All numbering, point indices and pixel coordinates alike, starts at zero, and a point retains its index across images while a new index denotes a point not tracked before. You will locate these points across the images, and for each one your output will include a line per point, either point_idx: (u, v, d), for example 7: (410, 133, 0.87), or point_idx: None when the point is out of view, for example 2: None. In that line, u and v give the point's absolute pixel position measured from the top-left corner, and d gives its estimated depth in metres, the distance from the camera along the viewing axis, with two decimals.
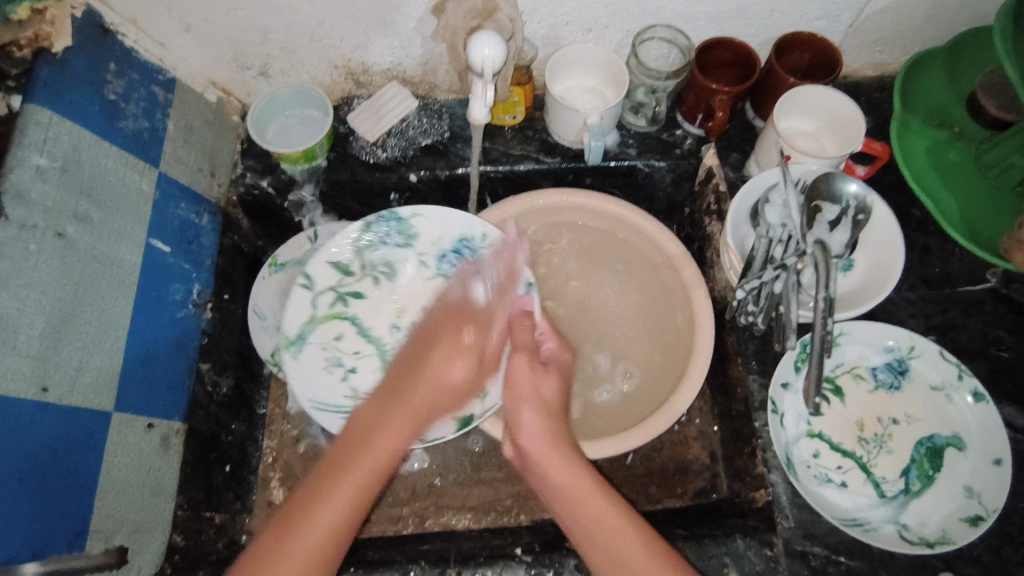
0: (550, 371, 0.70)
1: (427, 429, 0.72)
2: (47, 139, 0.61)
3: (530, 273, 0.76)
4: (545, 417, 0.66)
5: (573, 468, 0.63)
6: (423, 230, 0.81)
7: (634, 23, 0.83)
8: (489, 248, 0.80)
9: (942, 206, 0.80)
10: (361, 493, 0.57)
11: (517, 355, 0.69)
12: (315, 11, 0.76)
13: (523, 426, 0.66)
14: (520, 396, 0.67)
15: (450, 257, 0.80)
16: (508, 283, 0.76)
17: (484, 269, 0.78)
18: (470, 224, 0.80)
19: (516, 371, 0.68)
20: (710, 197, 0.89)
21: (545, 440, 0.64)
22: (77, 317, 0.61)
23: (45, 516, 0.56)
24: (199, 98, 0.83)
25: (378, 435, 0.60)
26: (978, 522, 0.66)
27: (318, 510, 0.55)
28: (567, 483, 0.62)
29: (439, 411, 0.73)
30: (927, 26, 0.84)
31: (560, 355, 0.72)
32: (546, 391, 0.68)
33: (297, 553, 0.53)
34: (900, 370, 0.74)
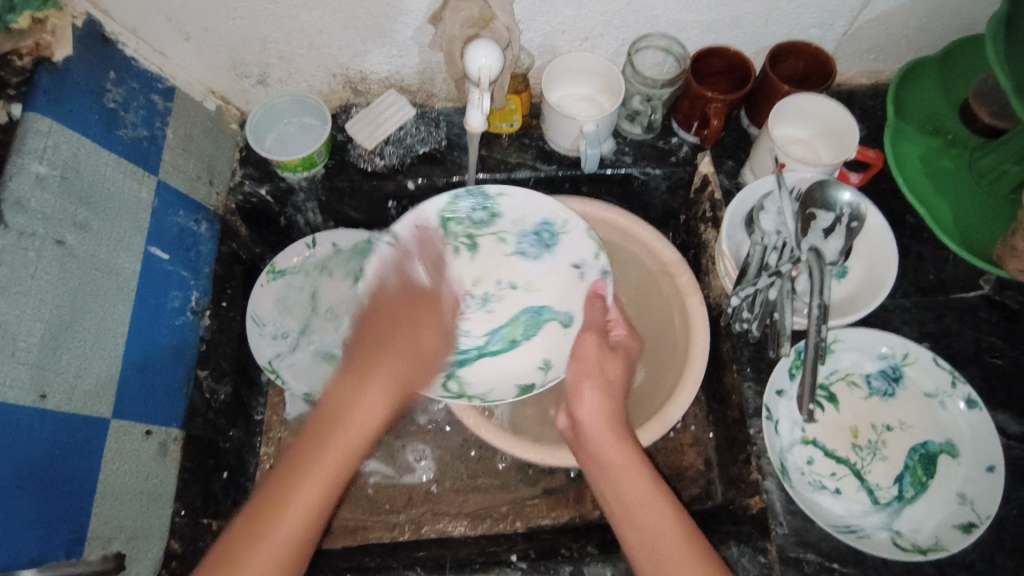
0: (615, 355, 0.72)
1: (484, 395, 0.74)
2: (47, 148, 0.62)
3: (574, 260, 0.78)
4: (606, 396, 0.68)
5: (628, 450, 0.64)
6: (509, 210, 0.79)
7: (629, 32, 0.83)
8: (570, 234, 0.79)
9: (936, 214, 0.80)
10: (340, 459, 0.58)
11: (591, 334, 0.72)
12: (313, 20, 0.76)
13: (585, 405, 0.68)
14: (587, 369, 0.70)
15: (534, 239, 0.79)
16: (578, 266, 0.78)
17: (560, 258, 0.79)
18: (553, 209, 0.78)
19: (586, 352, 0.71)
20: (705, 204, 0.89)
21: (603, 419, 0.66)
22: (75, 324, 0.62)
23: (43, 523, 0.56)
24: (198, 107, 0.83)
25: (361, 396, 0.62)
26: (970, 530, 0.66)
27: (310, 461, 0.56)
28: (614, 461, 0.63)
29: (499, 385, 0.75)
30: (920, 35, 0.85)
31: (629, 342, 0.74)
32: (612, 373, 0.70)
33: (287, 513, 0.54)
34: (894, 378, 0.75)
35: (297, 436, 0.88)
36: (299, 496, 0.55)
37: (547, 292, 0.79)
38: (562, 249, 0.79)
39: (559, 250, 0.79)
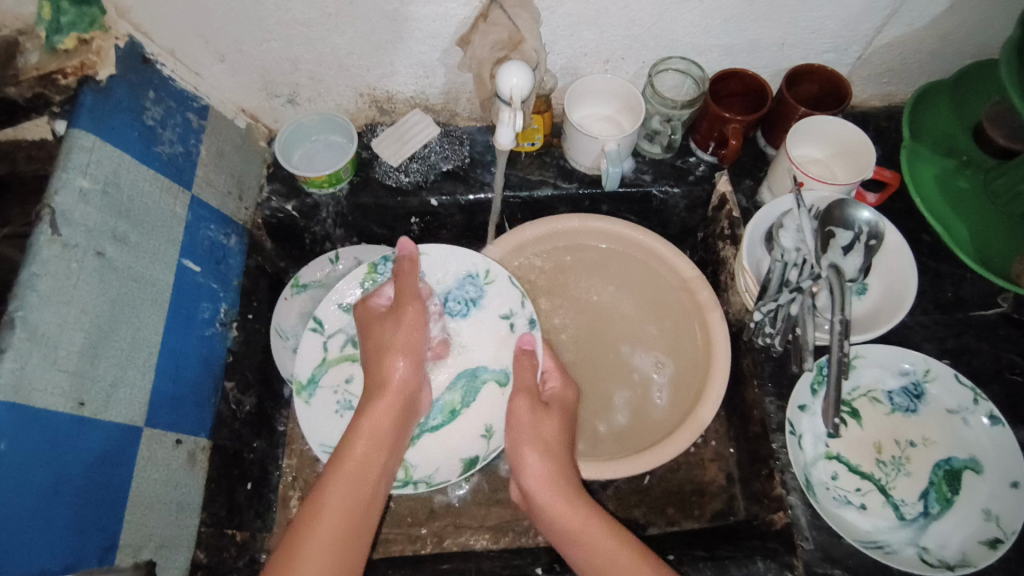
0: (551, 410, 0.74)
1: (429, 478, 0.75)
2: (90, 162, 0.63)
3: (504, 312, 0.79)
4: (547, 457, 0.70)
5: (575, 505, 0.68)
6: (429, 269, 0.80)
7: (649, 55, 0.86)
8: (494, 286, 0.80)
9: (953, 233, 0.82)
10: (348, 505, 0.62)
11: (518, 395, 0.73)
12: (345, 42, 0.79)
13: (525, 465, 0.71)
14: (523, 434, 0.72)
15: (458, 299, 0.80)
16: (507, 317, 0.79)
17: (488, 311, 0.80)
18: (474, 262, 0.80)
19: (520, 417, 0.73)
20: (723, 222, 0.91)
21: (544, 480, 0.69)
22: (113, 333, 0.63)
23: (80, 530, 0.56)
24: (230, 125, 0.86)
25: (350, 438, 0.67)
26: (997, 545, 0.66)
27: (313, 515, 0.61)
28: (570, 526, 0.66)
29: (442, 461, 0.76)
30: (933, 59, 0.87)
31: (562, 392, 0.76)
32: (549, 432, 0.72)
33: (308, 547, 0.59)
34: (916, 394, 0.75)
35: None
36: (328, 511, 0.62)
37: (476, 352, 0.79)
38: (489, 301, 0.80)
39: (486, 303, 0.80)
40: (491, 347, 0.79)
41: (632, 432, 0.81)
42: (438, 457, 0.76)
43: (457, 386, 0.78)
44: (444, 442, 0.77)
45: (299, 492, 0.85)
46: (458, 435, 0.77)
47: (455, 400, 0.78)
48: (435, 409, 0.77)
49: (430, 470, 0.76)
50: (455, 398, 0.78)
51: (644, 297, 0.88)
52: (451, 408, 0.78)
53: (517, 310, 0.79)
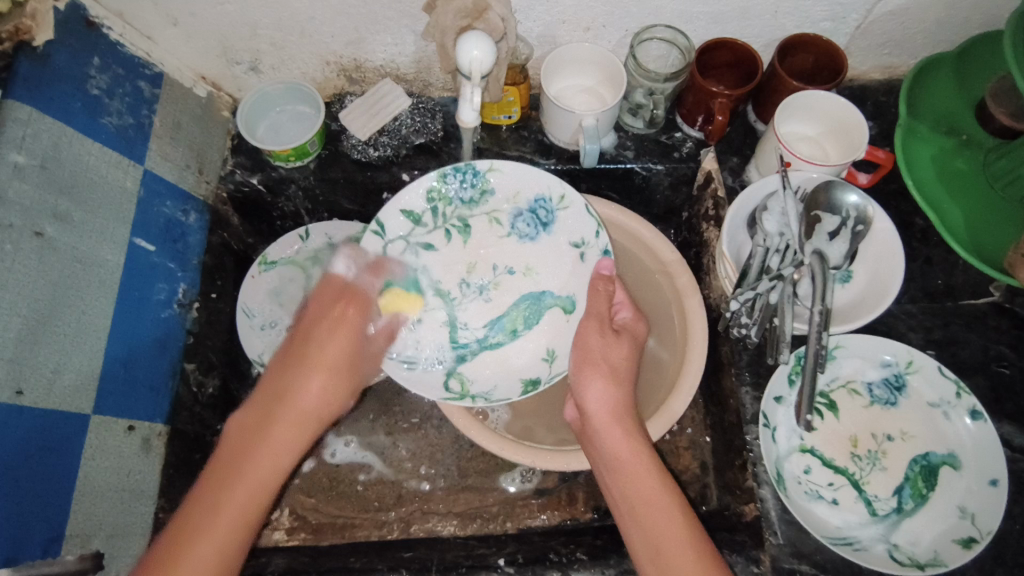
0: (622, 337, 0.72)
1: (488, 393, 0.75)
2: (26, 136, 0.60)
3: (574, 239, 0.77)
4: (613, 386, 0.68)
5: (632, 441, 0.65)
6: (499, 185, 0.77)
7: (632, 23, 0.80)
8: (567, 211, 0.77)
9: (948, 220, 0.77)
10: (243, 519, 0.58)
11: (587, 322, 0.72)
12: (305, 6, 0.74)
13: (590, 397, 0.68)
14: (591, 360, 0.70)
15: (528, 216, 0.77)
16: (578, 245, 0.77)
17: (558, 236, 0.78)
18: (549, 185, 0.76)
19: (587, 345, 0.71)
20: (707, 202, 0.86)
21: (609, 410, 0.67)
22: (54, 320, 0.60)
23: (21, 523, 0.56)
24: (188, 93, 0.81)
25: (259, 451, 0.62)
26: (971, 545, 0.64)
27: (224, 505, 0.58)
28: (619, 455, 0.64)
29: (502, 381, 0.76)
30: (936, 31, 0.81)
31: (633, 324, 0.73)
32: (616, 359, 0.70)
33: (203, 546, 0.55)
34: (896, 386, 0.73)
35: None
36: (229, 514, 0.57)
37: (543, 277, 0.79)
38: (559, 225, 0.78)
39: (557, 227, 0.78)
40: (557, 267, 0.78)
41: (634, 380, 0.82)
42: (499, 377, 0.76)
43: (518, 305, 0.79)
44: (505, 362, 0.77)
45: None
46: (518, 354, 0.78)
47: (516, 321, 0.79)
48: (498, 325, 0.79)
49: (487, 387, 0.76)
50: (516, 318, 0.78)
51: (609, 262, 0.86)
52: (512, 326, 0.78)
53: (588, 239, 0.76)
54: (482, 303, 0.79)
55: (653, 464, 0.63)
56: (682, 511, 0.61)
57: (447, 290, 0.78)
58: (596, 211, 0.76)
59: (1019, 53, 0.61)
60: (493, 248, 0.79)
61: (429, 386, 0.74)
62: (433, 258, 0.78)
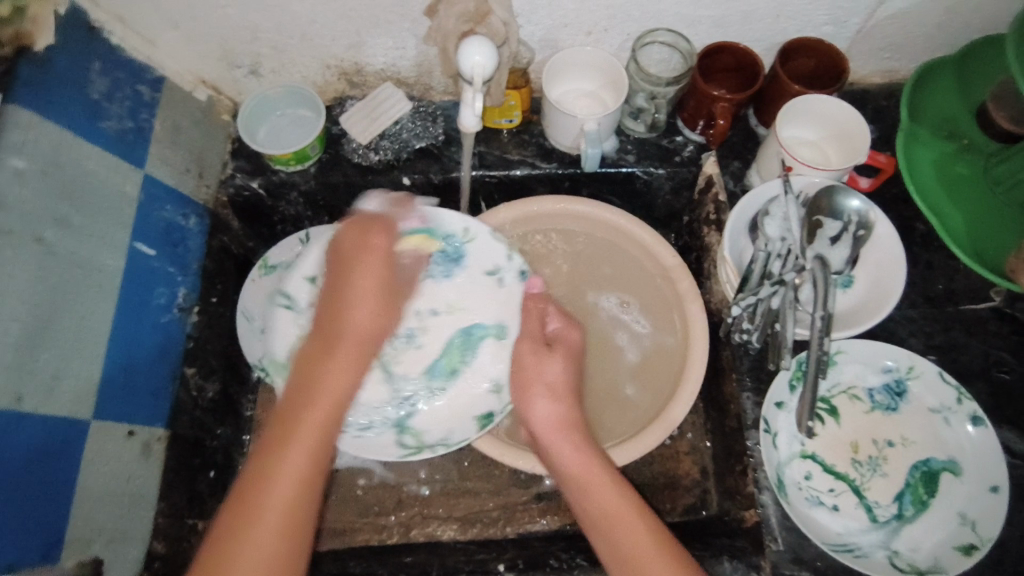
0: (556, 352, 0.72)
1: (444, 440, 0.74)
2: (26, 141, 0.59)
3: (489, 268, 0.78)
4: (556, 402, 0.69)
5: (583, 453, 0.66)
6: (418, 235, 0.76)
7: (633, 26, 0.80)
8: (474, 243, 0.78)
9: (949, 225, 0.77)
10: (310, 455, 0.58)
11: (523, 340, 0.73)
12: (305, 10, 0.74)
13: (536, 414, 0.69)
14: (526, 380, 0.71)
15: (440, 259, 0.78)
16: (494, 271, 0.78)
17: (473, 266, 0.78)
18: (454, 221, 0.77)
19: (522, 361, 0.72)
20: (709, 207, 0.86)
21: (557, 425, 0.68)
22: (55, 325, 0.60)
23: (21, 529, 0.55)
24: (188, 97, 0.81)
25: (324, 378, 0.64)
26: (971, 552, 0.65)
27: (279, 468, 0.57)
28: (574, 470, 0.65)
29: (455, 423, 0.74)
30: (938, 35, 0.81)
31: (567, 331, 0.74)
32: (552, 374, 0.70)
33: (287, 465, 0.57)
34: (897, 392, 0.72)
35: None
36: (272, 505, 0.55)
37: (470, 312, 0.77)
38: (470, 257, 0.78)
39: (469, 259, 0.78)
40: (484, 302, 0.78)
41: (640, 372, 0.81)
42: (450, 421, 0.75)
43: (455, 343, 0.77)
44: (455, 406, 0.75)
45: None
46: (461, 399, 0.75)
47: (454, 360, 0.77)
48: (436, 370, 0.76)
49: (442, 434, 0.74)
50: (451, 359, 0.76)
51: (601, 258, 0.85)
52: (451, 369, 0.76)
53: (506, 264, 0.78)
54: (416, 352, 0.76)
55: (611, 481, 0.63)
56: (642, 514, 0.61)
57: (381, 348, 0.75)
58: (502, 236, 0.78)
59: (1022, 50, 0.62)
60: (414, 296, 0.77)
61: (383, 449, 0.73)
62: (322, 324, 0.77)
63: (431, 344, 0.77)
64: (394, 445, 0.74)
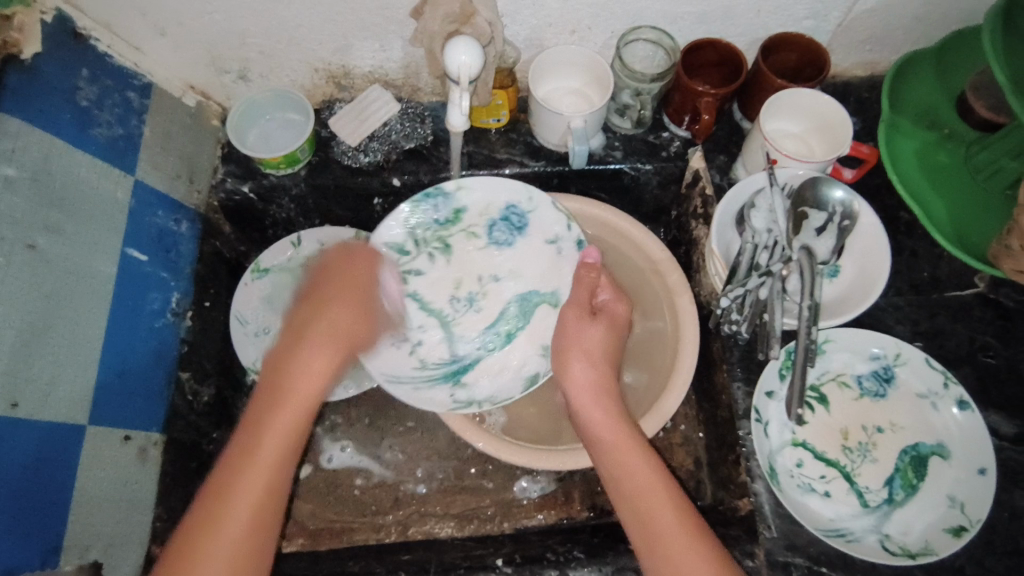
0: (597, 321, 0.73)
1: (492, 397, 0.77)
2: (16, 149, 0.60)
3: (550, 235, 0.80)
4: (591, 365, 0.71)
5: (613, 416, 0.67)
6: (472, 202, 0.81)
7: (618, 24, 0.81)
8: (535, 212, 0.81)
9: (932, 213, 0.78)
10: (267, 495, 0.56)
11: (569, 308, 0.75)
12: (292, 14, 0.74)
13: (572, 375, 0.71)
14: (568, 343, 0.73)
15: (502, 224, 0.81)
16: (552, 240, 0.81)
17: (533, 237, 0.81)
18: (516, 190, 0.81)
19: (568, 325, 0.74)
20: (695, 201, 0.87)
21: (590, 388, 0.70)
22: (48, 332, 0.60)
23: (18, 535, 0.56)
24: (177, 103, 0.81)
25: (262, 415, 0.58)
26: (961, 533, 0.66)
27: (256, 454, 0.56)
28: (606, 436, 0.66)
29: (501, 384, 0.78)
30: (916, 27, 0.82)
31: (614, 305, 0.74)
32: (591, 337, 0.73)
33: (242, 495, 0.55)
34: (885, 378, 0.74)
35: None
36: (234, 509, 0.54)
37: (526, 275, 0.81)
38: (533, 226, 0.81)
39: (530, 228, 0.81)
40: (538, 269, 0.81)
41: (634, 353, 0.83)
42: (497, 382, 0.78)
43: (511, 305, 0.81)
44: (504, 370, 0.78)
45: None
46: (506, 363, 0.79)
47: (508, 325, 0.80)
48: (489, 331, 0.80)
49: (488, 392, 0.77)
50: (510, 324, 0.80)
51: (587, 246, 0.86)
52: (506, 333, 0.80)
53: (564, 233, 0.80)
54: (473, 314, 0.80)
55: (639, 457, 0.63)
56: (671, 506, 0.60)
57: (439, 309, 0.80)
58: (563, 206, 0.80)
59: (996, 40, 0.63)
60: (477, 261, 0.81)
61: (436, 403, 0.75)
62: (421, 283, 0.80)
63: (488, 308, 0.81)
64: (445, 399, 0.76)
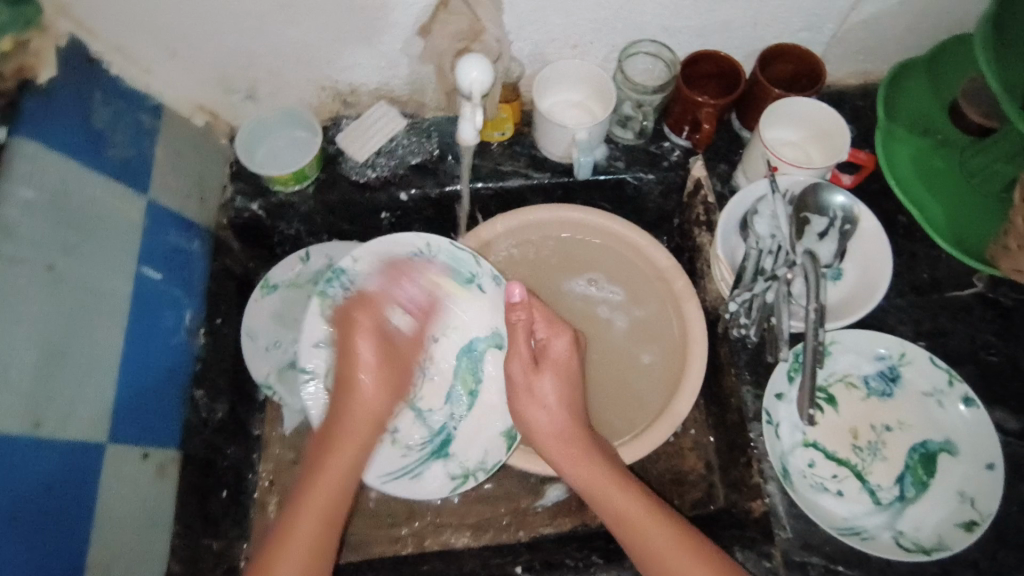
0: (543, 369, 0.71)
1: (483, 463, 0.75)
2: (35, 172, 0.61)
3: (466, 276, 0.77)
4: (561, 409, 0.70)
5: (591, 459, 0.68)
6: (371, 269, 0.75)
7: (619, 38, 0.83)
8: (441, 257, 0.76)
9: (929, 217, 0.81)
10: (335, 495, 0.66)
11: (512, 360, 0.72)
12: (302, 34, 0.76)
13: (535, 424, 0.70)
14: (522, 396, 0.71)
15: (416, 279, 0.76)
16: (471, 280, 0.77)
17: (451, 281, 0.77)
18: (412, 242, 0.75)
19: (517, 381, 0.72)
20: (698, 208, 0.89)
21: (557, 434, 0.69)
22: (69, 351, 0.61)
23: (44, 554, 0.56)
24: (187, 123, 0.82)
25: (332, 456, 0.67)
26: (972, 528, 0.67)
27: (309, 501, 0.65)
28: (598, 485, 0.66)
29: (487, 445, 0.76)
30: (907, 36, 0.85)
31: (555, 346, 0.72)
32: (546, 387, 0.70)
33: (308, 517, 0.63)
34: (891, 377, 0.75)
35: (296, 452, 0.87)
36: (300, 535, 0.62)
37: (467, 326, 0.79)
38: (447, 273, 0.77)
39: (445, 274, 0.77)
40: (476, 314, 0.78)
41: (639, 331, 0.84)
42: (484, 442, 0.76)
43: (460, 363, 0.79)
44: (477, 426, 0.77)
45: (277, 497, 0.85)
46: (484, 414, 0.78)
47: (466, 381, 0.79)
48: (452, 397, 0.78)
49: (479, 456, 0.76)
50: (465, 379, 0.79)
51: (568, 251, 0.87)
52: (466, 391, 0.78)
53: (477, 270, 0.77)
54: (430, 381, 0.78)
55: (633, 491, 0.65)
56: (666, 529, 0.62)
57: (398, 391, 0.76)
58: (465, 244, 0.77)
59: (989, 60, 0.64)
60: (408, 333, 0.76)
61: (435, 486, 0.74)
62: None
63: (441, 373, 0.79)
64: (444, 479, 0.75)
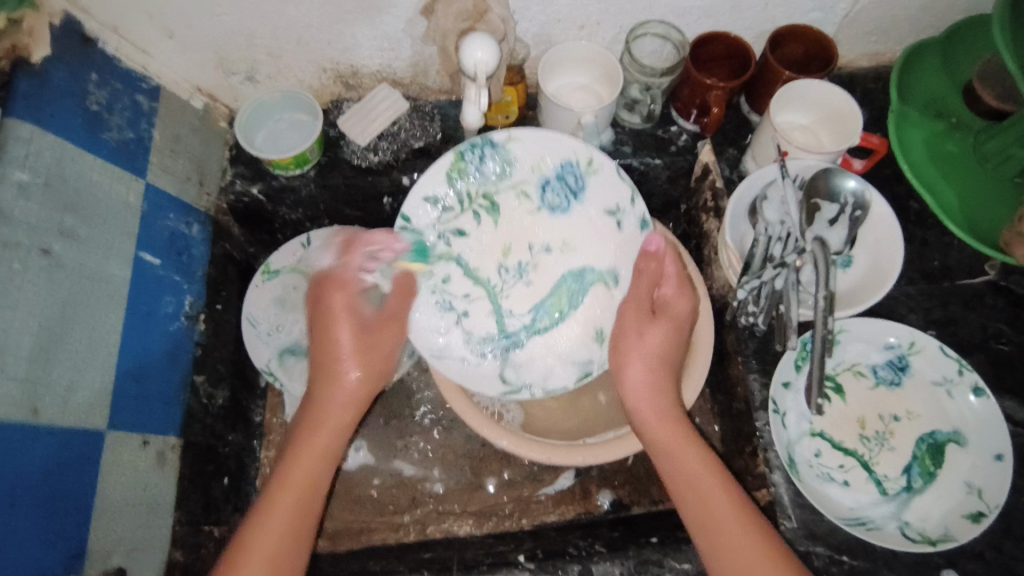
0: (659, 322, 0.69)
1: (545, 383, 0.76)
2: (29, 154, 0.59)
3: (609, 206, 0.76)
4: (653, 371, 0.69)
5: (687, 436, 0.65)
6: (522, 153, 0.75)
7: (626, 19, 0.81)
8: (598, 175, 0.75)
9: (942, 201, 0.79)
10: (304, 489, 0.62)
11: (627, 307, 0.72)
12: (301, 14, 0.74)
13: (628, 378, 0.69)
14: (621, 349, 0.71)
15: (555, 184, 0.76)
16: (613, 212, 0.76)
17: (591, 204, 0.76)
18: (578, 149, 0.75)
19: (623, 325, 0.72)
20: (706, 193, 0.87)
21: (644, 391, 0.68)
22: (66, 337, 0.60)
23: (46, 540, 0.56)
24: (185, 105, 0.81)
25: (304, 443, 0.65)
26: (980, 519, 0.66)
27: (288, 480, 0.62)
28: (689, 473, 0.63)
29: (558, 367, 0.76)
30: (922, 17, 0.83)
31: (675, 301, 0.70)
32: (653, 342, 0.69)
33: (287, 499, 0.60)
34: (900, 367, 0.74)
35: None
36: (278, 513, 0.60)
37: (582, 253, 0.77)
38: (591, 193, 0.76)
39: (588, 195, 0.76)
40: (602, 246, 0.76)
41: None
42: (553, 363, 0.76)
43: (563, 283, 0.77)
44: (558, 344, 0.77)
45: None
46: (569, 336, 0.77)
47: (559, 303, 0.77)
48: (539, 312, 0.77)
49: (541, 378, 0.76)
50: (559, 302, 0.77)
51: None
52: (557, 310, 0.77)
53: (627, 207, 0.75)
54: (523, 288, 0.77)
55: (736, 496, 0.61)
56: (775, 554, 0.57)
57: (485, 279, 0.77)
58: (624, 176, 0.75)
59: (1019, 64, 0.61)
60: (529, 226, 0.77)
61: (485, 384, 0.76)
62: (467, 245, 0.77)
63: (540, 282, 0.78)
64: (497, 382, 0.76)
